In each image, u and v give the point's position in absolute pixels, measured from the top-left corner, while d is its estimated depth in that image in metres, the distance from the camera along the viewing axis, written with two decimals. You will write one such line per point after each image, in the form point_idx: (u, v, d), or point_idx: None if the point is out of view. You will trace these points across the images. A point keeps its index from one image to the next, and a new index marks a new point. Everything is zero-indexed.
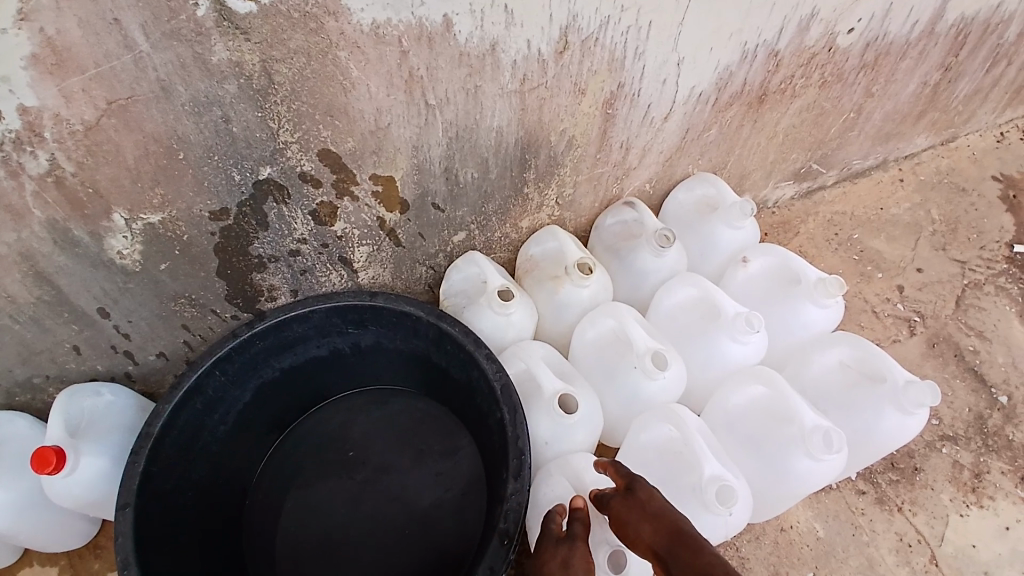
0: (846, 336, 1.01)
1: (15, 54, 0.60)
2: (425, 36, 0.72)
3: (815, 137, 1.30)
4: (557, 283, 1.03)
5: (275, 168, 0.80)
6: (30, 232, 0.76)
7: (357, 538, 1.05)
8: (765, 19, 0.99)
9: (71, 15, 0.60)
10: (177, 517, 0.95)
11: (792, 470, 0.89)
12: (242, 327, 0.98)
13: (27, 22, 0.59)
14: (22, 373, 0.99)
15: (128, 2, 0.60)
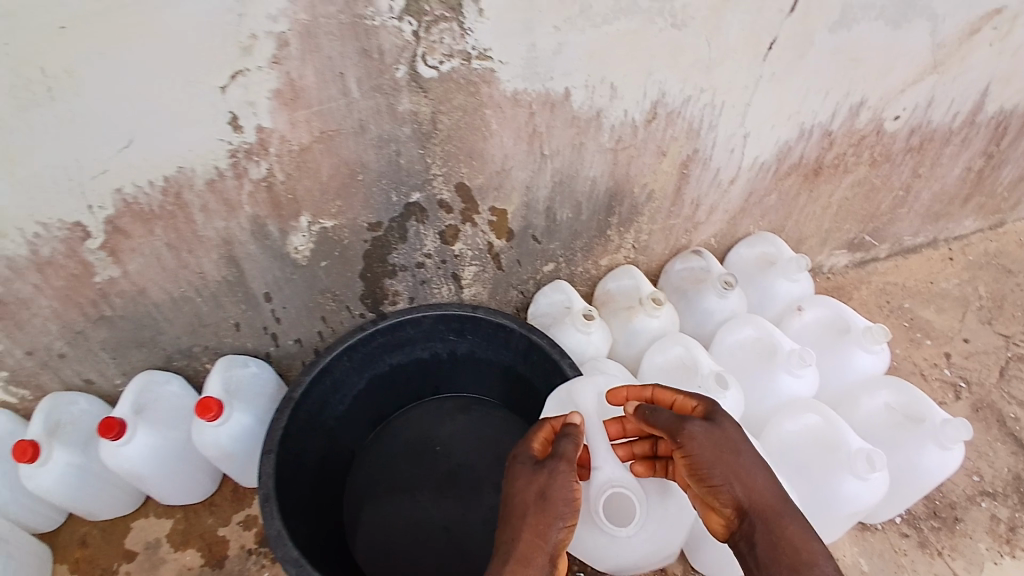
0: (891, 382, 1.14)
1: (265, 84, 0.82)
2: (550, 102, 0.96)
3: (867, 211, 1.47)
4: (631, 312, 1.21)
5: (421, 194, 1.04)
6: (236, 222, 0.99)
7: (439, 521, 1.22)
8: (819, 104, 1.20)
9: (309, 65, 0.81)
10: (300, 474, 1.12)
11: (840, 490, 1.00)
12: (368, 324, 1.20)
13: (277, 64, 0.80)
14: (186, 342, 1.20)
15: (352, 62, 0.82)
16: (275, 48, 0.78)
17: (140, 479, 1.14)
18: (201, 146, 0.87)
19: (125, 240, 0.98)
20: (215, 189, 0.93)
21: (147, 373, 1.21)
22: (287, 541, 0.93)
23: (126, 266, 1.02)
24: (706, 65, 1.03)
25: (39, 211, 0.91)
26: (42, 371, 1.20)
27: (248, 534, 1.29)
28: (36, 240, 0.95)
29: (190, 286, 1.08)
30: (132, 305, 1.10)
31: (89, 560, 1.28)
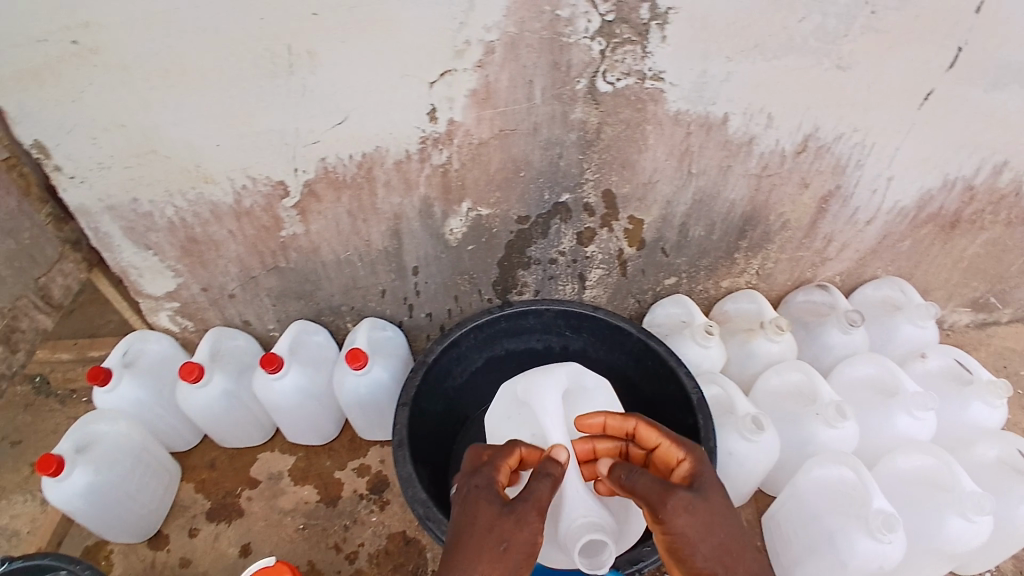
0: (1007, 435, 1.17)
1: (465, 83, 0.95)
2: (708, 125, 1.04)
3: (995, 272, 1.46)
4: (751, 334, 1.27)
5: (571, 195, 1.14)
6: (410, 200, 1.13)
7: None
8: (965, 159, 1.20)
9: (506, 71, 0.93)
10: (424, 435, 1.20)
11: (949, 530, 1.04)
12: (494, 308, 1.29)
13: (479, 69, 0.93)
14: (338, 300, 1.35)
15: (545, 73, 0.94)
16: (481, 54, 0.92)
17: (283, 412, 1.29)
18: (400, 131, 1.01)
19: (315, 203, 1.13)
20: (401, 169, 1.08)
21: (299, 322, 1.35)
22: (416, 484, 1.04)
23: (309, 225, 1.17)
24: (862, 107, 1.08)
25: (250, 168, 1.06)
26: (211, 307, 1.35)
27: (361, 480, 1.39)
28: (241, 192, 1.10)
29: (356, 251, 1.23)
30: (305, 260, 1.24)
31: (214, 482, 1.40)
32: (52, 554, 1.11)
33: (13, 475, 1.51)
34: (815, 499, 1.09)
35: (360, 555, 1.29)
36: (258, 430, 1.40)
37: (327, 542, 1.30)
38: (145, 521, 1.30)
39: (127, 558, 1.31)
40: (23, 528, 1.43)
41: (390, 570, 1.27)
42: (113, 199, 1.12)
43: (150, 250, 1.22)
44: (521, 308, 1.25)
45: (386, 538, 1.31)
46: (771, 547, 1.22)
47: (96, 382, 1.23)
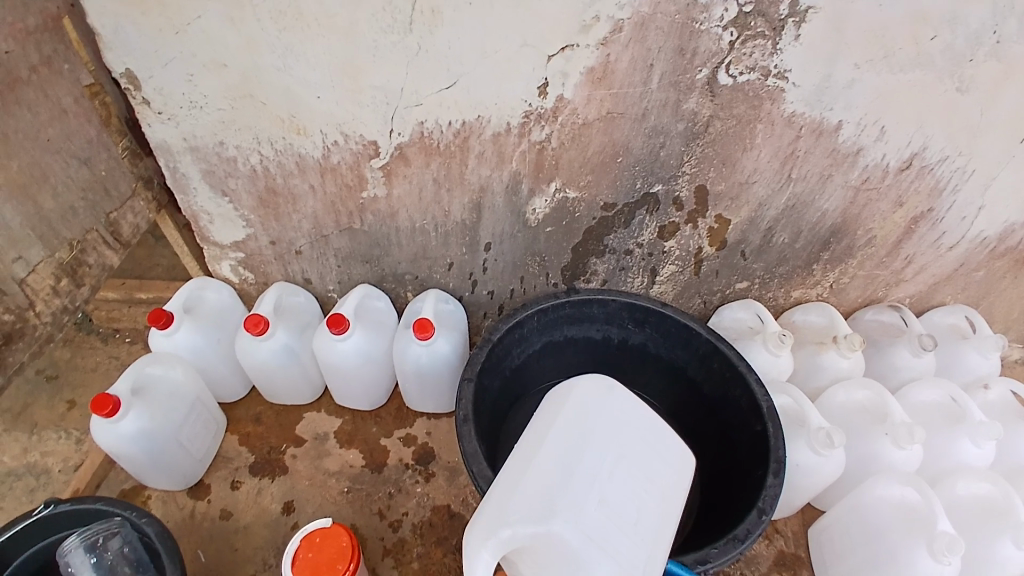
0: None
1: (584, 60, 0.94)
2: (820, 130, 1.03)
3: None
4: (821, 347, 1.25)
5: (663, 187, 1.13)
6: (499, 174, 1.11)
7: None
8: None
9: (628, 52, 0.93)
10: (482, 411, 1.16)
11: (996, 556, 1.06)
12: (559, 293, 1.24)
13: (604, 46, 0.92)
14: (403, 268, 1.33)
15: (668, 59, 0.94)
16: (608, 31, 0.91)
17: (342, 373, 1.28)
18: (506, 102, 1.00)
19: (403, 166, 1.11)
20: (497, 142, 1.06)
21: (364, 285, 1.34)
22: (482, 460, 1.00)
23: (392, 189, 1.15)
24: (976, 131, 1.04)
25: (345, 124, 1.05)
26: (275, 261, 1.34)
27: (407, 449, 1.38)
28: (330, 147, 1.09)
29: (432, 219, 1.21)
30: (380, 224, 1.23)
31: (259, 436, 1.39)
32: (105, 499, 0.99)
33: (50, 411, 1.49)
34: (875, 515, 1.08)
35: (404, 524, 1.28)
36: (309, 389, 1.40)
37: (372, 508, 1.30)
38: (190, 470, 1.29)
39: (167, 504, 1.30)
40: (56, 467, 1.41)
41: (433, 541, 1.27)
42: (197, 139, 1.10)
43: (225, 197, 1.20)
44: (587, 295, 1.21)
45: (430, 510, 1.30)
46: (819, 560, 1.22)
47: (156, 324, 1.22)
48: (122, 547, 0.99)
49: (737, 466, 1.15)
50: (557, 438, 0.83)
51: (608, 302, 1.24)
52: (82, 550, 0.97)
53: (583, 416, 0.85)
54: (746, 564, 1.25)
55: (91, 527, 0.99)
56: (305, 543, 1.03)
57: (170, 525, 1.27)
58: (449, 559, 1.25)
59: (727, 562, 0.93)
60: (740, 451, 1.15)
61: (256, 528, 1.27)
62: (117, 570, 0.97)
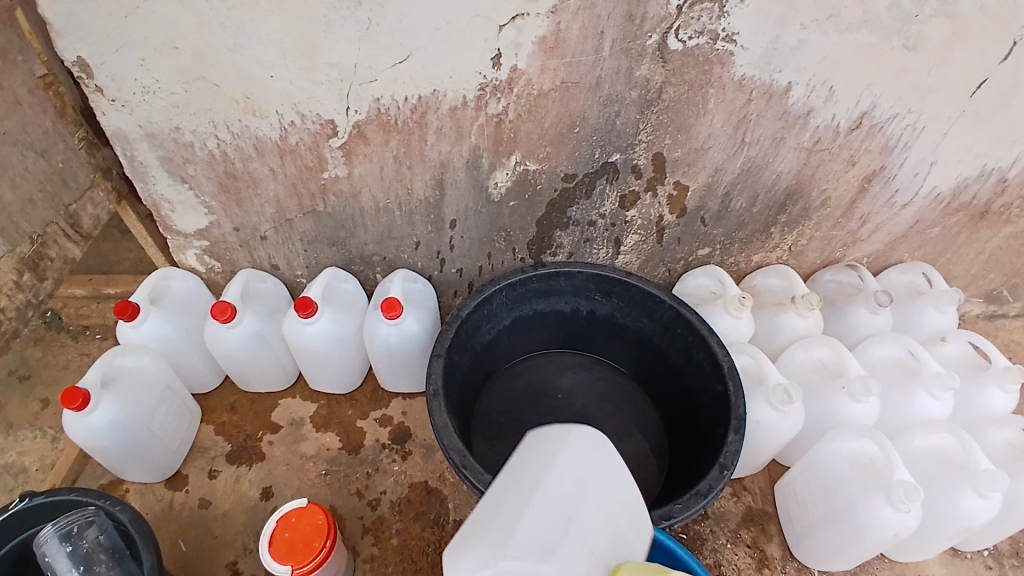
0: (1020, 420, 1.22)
1: (536, 30, 0.95)
2: (770, 92, 1.06)
3: (1015, 266, 1.49)
4: (781, 309, 1.30)
5: (621, 156, 1.15)
6: (459, 149, 1.11)
7: None
8: (1005, 150, 1.20)
9: (579, 20, 0.94)
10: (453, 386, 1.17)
11: (958, 505, 1.09)
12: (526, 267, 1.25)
13: (554, 15, 0.93)
14: (370, 250, 1.33)
15: (618, 26, 0.96)
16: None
17: (313, 357, 1.29)
18: (462, 74, 1.00)
19: (363, 145, 1.11)
20: (455, 116, 1.06)
21: (331, 269, 1.34)
22: (452, 432, 1.02)
23: (354, 168, 1.15)
24: (920, 89, 1.08)
25: (302, 104, 1.05)
26: (240, 248, 1.33)
27: (383, 430, 1.39)
28: (288, 128, 1.08)
29: (396, 198, 1.21)
30: (344, 205, 1.23)
31: (234, 425, 1.39)
32: (78, 489, 1.00)
33: (19, 411, 1.46)
34: (835, 468, 1.12)
35: (383, 501, 1.30)
36: (281, 376, 1.40)
37: (350, 489, 1.31)
38: (164, 461, 1.28)
39: (143, 496, 1.29)
40: (30, 467, 1.39)
41: (412, 517, 1.28)
42: (153, 125, 1.08)
43: (186, 183, 1.19)
44: (553, 267, 1.23)
45: (408, 487, 1.32)
46: (784, 513, 1.26)
47: (123, 316, 1.20)
48: (98, 536, 0.98)
49: (700, 427, 1.19)
50: (559, 478, 0.71)
51: (575, 274, 1.26)
52: (56, 539, 0.96)
53: (587, 462, 0.74)
54: (717, 521, 1.29)
55: (66, 517, 0.98)
56: (281, 523, 1.04)
57: (148, 517, 1.27)
58: (428, 533, 1.27)
59: (691, 515, 0.97)
60: (703, 412, 1.19)
61: (235, 514, 1.28)
62: (94, 557, 0.97)
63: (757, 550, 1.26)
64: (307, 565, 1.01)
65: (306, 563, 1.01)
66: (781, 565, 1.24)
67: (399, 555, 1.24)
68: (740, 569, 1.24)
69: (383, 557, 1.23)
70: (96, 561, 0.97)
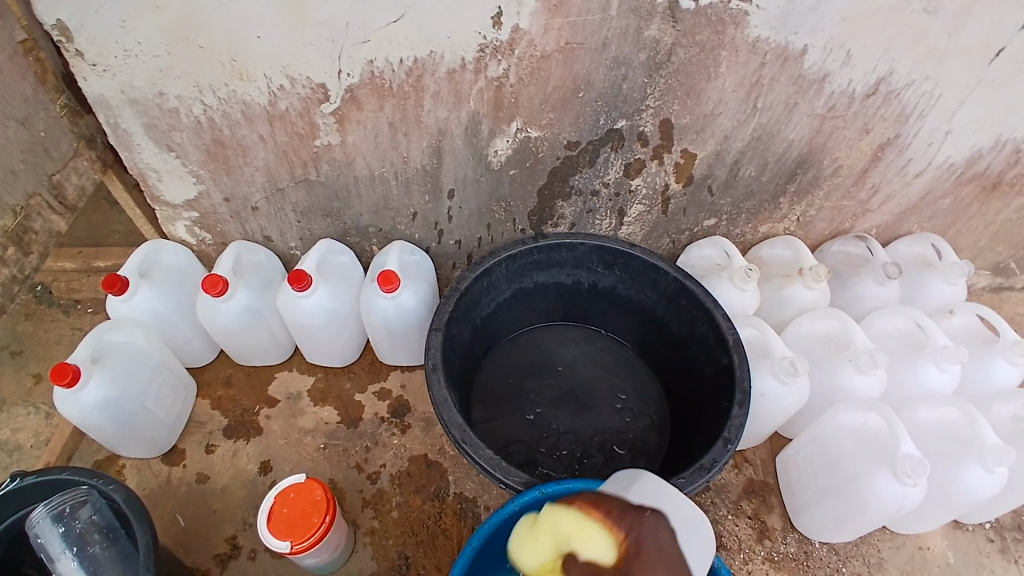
0: None
1: None
2: (784, 56, 1.01)
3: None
4: (787, 280, 1.27)
5: (628, 122, 1.10)
6: (457, 115, 1.06)
7: (554, 439, 1.25)
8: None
9: None
10: (452, 361, 1.14)
11: (962, 479, 1.09)
12: (526, 239, 1.21)
13: None
14: (366, 221, 1.29)
15: None
16: None
17: (309, 330, 1.26)
18: (460, 36, 0.95)
19: (356, 110, 1.06)
20: (453, 79, 1.01)
21: (326, 240, 1.30)
22: (453, 408, 1.00)
23: (347, 136, 1.10)
24: (940, 54, 1.03)
25: (291, 66, 0.99)
26: (231, 219, 1.29)
27: (382, 403, 1.37)
28: (277, 93, 1.03)
29: (392, 167, 1.16)
30: (337, 173, 1.18)
31: (231, 399, 1.37)
32: (71, 467, 0.99)
33: (13, 386, 1.44)
34: (841, 441, 1.11)
35: (383, 475, 1.29)
36: (279, 348, 1.38)
37: (349, 462, 1.30)
38: (160, 436, 1.27)
39: (141, 472, 1.28)
40: (26, 442, 1.37)
41: (412, 490, 1.28)
42: (135, 91, 1.03)
43: (172, 151, 1.14)
44: (554, 239, 1.19)
45: (408, 461, 1.31)
46: (785, 485, 1.26)
47: (111, 291, 1.17)
48: (92, 515, 0.97)
49: (704, 399, 1.18)
50: None
51: (577, 246, 1.22)
52: (49, 520, 0.95)
53: None
54: (717, 492, 1.29)
55: (59, 497, 0.97)
56: (280, 498, 1.03)
57: (145, 492, 1.26)
58: (429, 506, 1.26)
59: (695, 490, 0.95)
60: (707, 384, 1.17)
61: (233, 489, 1.27)
62: (88, 538, 0.95)
63: (757, 521, 1.26)
64: (306, 541, 1.00)
65: (304, 539, 1.00)
66: (781, 537, 1.25)
67: (400, 528, 1.24)
68: (740, 540, 1.24)
69: (384, 530, 1.23)
70: (90, 541, 0.95)
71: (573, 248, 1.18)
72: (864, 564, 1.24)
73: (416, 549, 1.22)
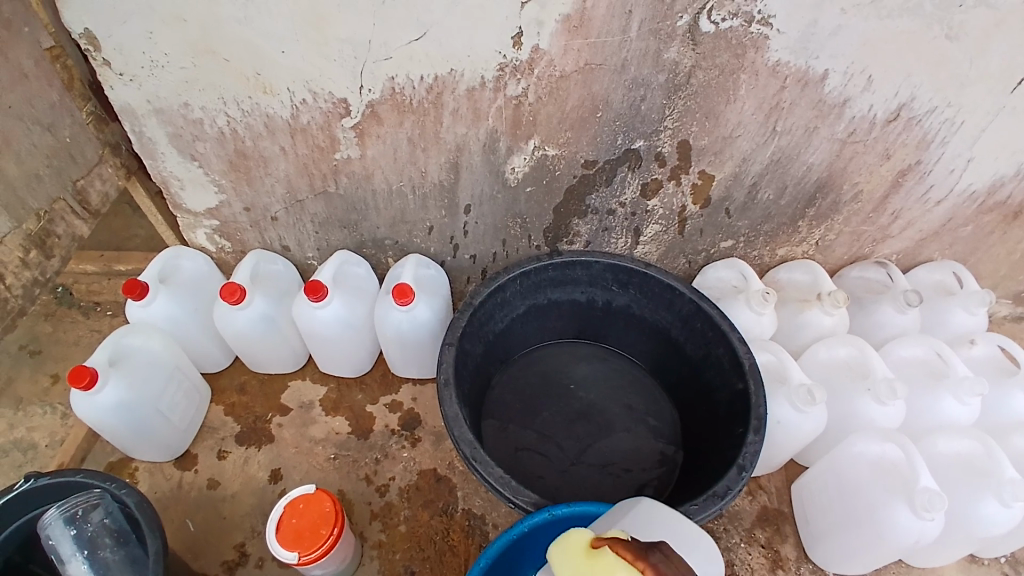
0: None
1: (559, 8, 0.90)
2: (804, 80, 1.00)
3: None
4: (805, 305, 1.25)
5: (645, 142, 1.10)
6: (476, 132, 1.07)
7: (564, 458, 1.23)
8: None
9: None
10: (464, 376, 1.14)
11: (982, 514, 1.05)
12: (541, 256, 1.21)
13: None
14: (383, 234, 1.30)
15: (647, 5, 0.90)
16: None
17: (323, 340, 1.27)
18: (479, 53, 0.96)
19: (376, 125, 1.07)
20: (472, 97, 1.02)
21: (343, 252, 1.31)
22: (463, 423, 0.99)
23: (366, 150, 1.11)
24: (963, 82, 1.02)
25: (313, 81, 1.01)
26: (250, 228, 1.31)
27: (392, 415, 1.37)
28: (299, 107, 1.05)
29: (409, 181, 1.17)
30: (355, 186, 1.19)
31: (244, 406, 1.38)
32: (84, 471, 0.98)
33: (32, 386, 1.47)
34: (857, 470, 1.08)
35: (391, 488, 1.29)
36: (293, 357, 1.39)
37: (358, 473, 1.30)
38: (173, 441, 1.28)
39: (153, 476, 1.29)
40: (42, 442, 1.39)
41: (419, 504, 1.27)
42: (162, 101, 1.05)
43: (195, 161, 1.16)
44: (569, 257, 1.18)
45: (416, 474, 1.31)
46: (800, 513, 1.23)
47: (131, 296, 1.19)
48: (103, 519, 0.99)
49: (718, 423, 1.16)
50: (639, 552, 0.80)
51: (592, 264, 1.22)
52: (61, 522, 0.98)
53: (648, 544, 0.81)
54: (729, 519, 1.26)
55: (70, 499, 0.99)
56: (289, 509, 1.03)
57: (156, 496, 1.27)
58: (436, 521, 1.25)
59: (706, 517, 0.93)
60: (720, 408, 1.15)
61: (243, 496, 1.27)
62: (99, 542, 0.97)
63: (770, 551, 1.23)
64: (313, 553, 1.00)
65: (312, 551, 0.99)
66: (794, 568, 1.21)
67: (406, 542, 1.23)
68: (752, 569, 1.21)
69: (391, 544, 1.22)
70: (100, 545, 0.98)
71: (587, 266, 1.18)
72: None
73: (421, 565, 1.21)
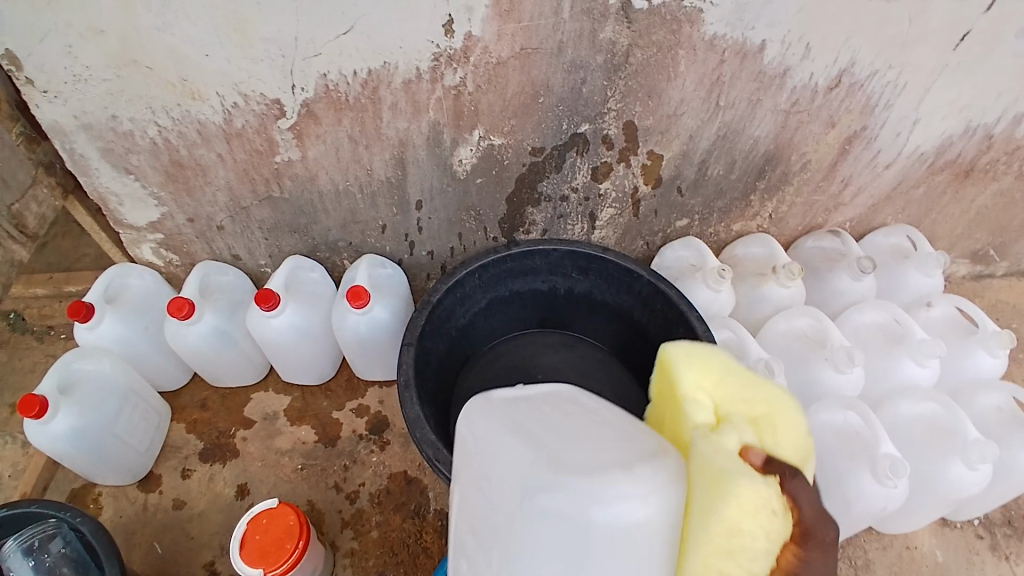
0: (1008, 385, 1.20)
1: None
2: (743, 52, 1.00)
3: (1000, 224, 1.45)
4: (762, 280, 1.26)
5: (590, 126, 1.09)
6: (418, 125, 1.05)
7: None
8: (988, 106, 1.15)
9: None
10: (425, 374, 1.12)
11: (946, 476, 1.07)
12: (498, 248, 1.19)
13: None
14: (335, 236, 1.27)
15: None
16: None
17: (280, 349, 1.23)
18: (412, 44, 0.93)
19: (314, 125, 1.04)
20: (409, 90, 0.99)
21: (295, 258, 1.27)
22: (425, 424, 0.98)
23: (307, 151, 1.08)
24: (899, 43, 1.02)
25: (243, 83, 0.97)
26: (197, 240, 1.27)
27: (359, 420, 1.35)
28: (232, 110, 1.01)
29: (356, 180, 1.15)
30: (301, 189, 1.16)
31: (206, 422, 1.34)
32: (39, 501, 0.96)
33: None
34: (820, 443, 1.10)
35: (361, 494, 1.27)
36: (253, 369, 1.35)
37: (327, 482, 1.28)
38: (135, 463, 1.24)
39: (116, 500, 1.25)
40: (2, 475, 1.34)
41: (392, 509, 1.25)
42: (89, 116, 1.01)
43: (131, 174, 1.12)
44: (525, 247, 1.17)
45: (387, 478, 1.29)
46: None
47: (77, 318, 1.14)
48: (62, 549, 0.94)
49: None
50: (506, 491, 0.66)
51: (550, 253, 1.21)
52: (20, 554, 0.92)
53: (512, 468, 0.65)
54: None
55: (28, 530, 0.94)
56: (252, 525, 1.00)
57: (121, 521, 1.23)
58: (409, 525, 1.24)
59: None
60: None
61: (209, 514, 1.24)
62: (57, 572, 0.93)
63: None
64: (279, 567, 0.97)
65: (278, 565, 0.97)
66: None
67: (380, 548, 1.21)
68: None
69: (364, 551, 1.21)
70: (59, 575, 0.93)
71: (545, 255, 1.17)
72: (851, 566, 1.23)
73: (396, 570, 1.19)
